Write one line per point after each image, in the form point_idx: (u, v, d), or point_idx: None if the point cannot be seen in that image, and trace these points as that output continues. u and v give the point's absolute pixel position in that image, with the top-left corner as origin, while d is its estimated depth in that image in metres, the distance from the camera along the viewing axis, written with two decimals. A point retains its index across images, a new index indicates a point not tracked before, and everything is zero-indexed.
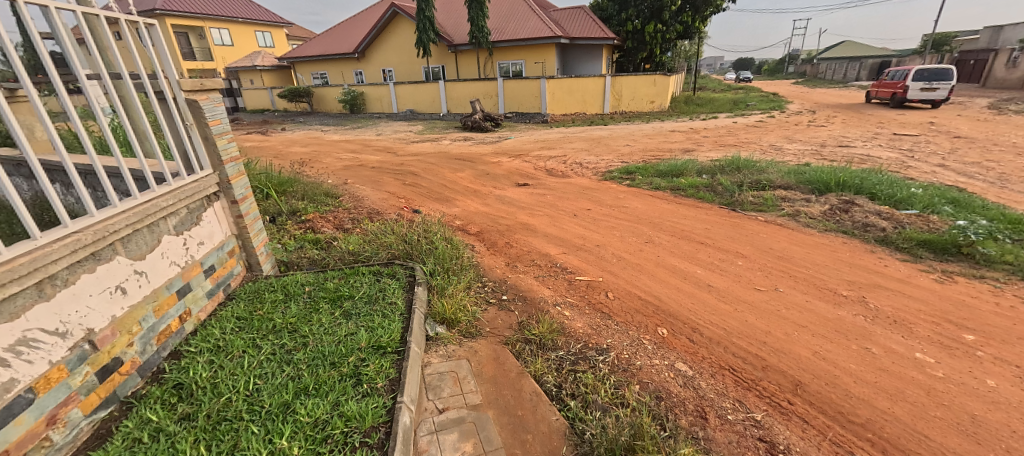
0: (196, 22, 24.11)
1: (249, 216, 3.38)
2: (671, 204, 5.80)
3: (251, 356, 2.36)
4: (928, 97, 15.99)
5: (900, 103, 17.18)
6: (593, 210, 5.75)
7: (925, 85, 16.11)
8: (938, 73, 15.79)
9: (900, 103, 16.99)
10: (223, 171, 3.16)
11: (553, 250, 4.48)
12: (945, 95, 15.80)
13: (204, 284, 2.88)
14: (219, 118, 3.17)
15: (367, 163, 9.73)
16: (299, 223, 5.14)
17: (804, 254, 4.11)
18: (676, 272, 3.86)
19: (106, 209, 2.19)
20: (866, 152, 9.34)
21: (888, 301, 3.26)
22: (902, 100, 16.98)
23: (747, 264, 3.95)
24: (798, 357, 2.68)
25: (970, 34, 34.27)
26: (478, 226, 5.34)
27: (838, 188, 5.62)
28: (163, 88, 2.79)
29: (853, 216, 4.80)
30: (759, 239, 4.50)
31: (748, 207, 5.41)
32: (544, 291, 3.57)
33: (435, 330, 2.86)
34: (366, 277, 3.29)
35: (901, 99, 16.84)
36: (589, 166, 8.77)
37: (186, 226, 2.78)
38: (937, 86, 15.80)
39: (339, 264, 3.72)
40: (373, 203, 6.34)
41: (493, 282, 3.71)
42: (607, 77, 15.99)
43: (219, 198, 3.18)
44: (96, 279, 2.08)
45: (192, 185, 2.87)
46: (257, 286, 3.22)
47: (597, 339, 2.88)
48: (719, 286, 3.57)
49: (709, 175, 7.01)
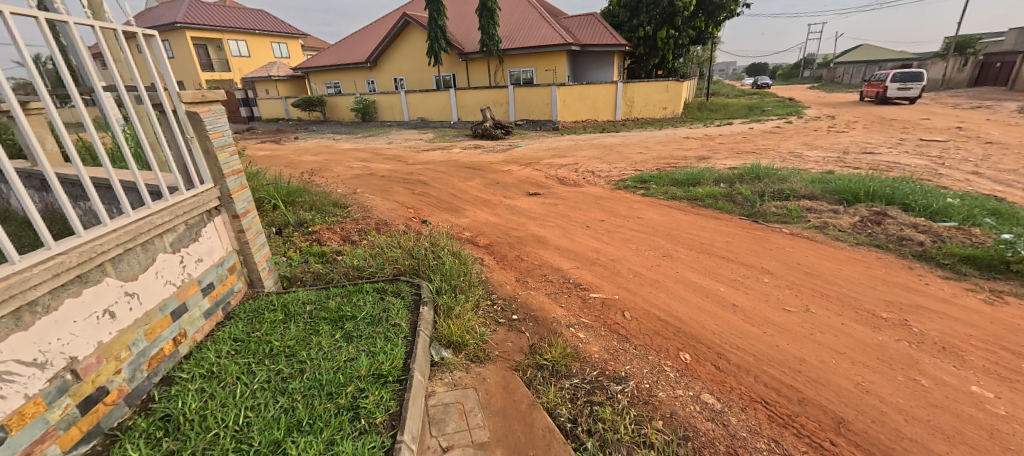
0: (216, 34, 24.70)
1: (251, 231, 3.27)
2: (689, 216, 5.55)
3: (244, 384, 2.22)
4: (904, 95, 18.73)
5: (884, 100, 19.87)
6: (607, 221, 5.55)
7: (902, 85, 18.75)
8: (913, 74, 18.38)
9: (881, 100, 19.68)
10: (224, 185, 3.03)
11: (566, 264, 4.30)
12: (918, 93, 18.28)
13: (202, 304, 2.76)
14: (222, 131, 3.07)
15: (378, 171, 9.70)
16: (305, 235, 5.05)
17: (836, 271, 3.84)
18: (696, 289, 3.63)
19: (94, 229, 2.06)
20: (893, 158, 9.00)
21: (934, 325, 3.00)
22: (885, 97, 19.57)
23: (773, 281, 3.70)
24: (838, 389, 2.45)
25: (996, 36, 33.05)
26: (488, 238, 5.18)
27: (868, 198, 5.32)
28: (162, 100, 2.70)
29: (886, 229, 4.51)
30: (785, 253, 4.24)
31: (771, 219, 5.15)
32: (557, 310, 3.38)
33: (440, 355, 2.68)
34: (369, 295, 3.14)
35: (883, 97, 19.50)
36: (602, 174, 8.58)
37: (184, 243, 2.67)
38: (911, 85, 18.44)
39: (343, 279, 3.60)
40: (381, 213, 6.24)
41: (502, 300, 3.52)
42: (618, 83, 15.76)
43: (220, 213, 3.07)
44: (81, 303, 1.96)
45: (190, 200, 2.75)
46: (257, 304, 3.07)
47: (615, 365, 2.67)
48: (744, 305, 3.34)
49: (727, 184, 6.78)
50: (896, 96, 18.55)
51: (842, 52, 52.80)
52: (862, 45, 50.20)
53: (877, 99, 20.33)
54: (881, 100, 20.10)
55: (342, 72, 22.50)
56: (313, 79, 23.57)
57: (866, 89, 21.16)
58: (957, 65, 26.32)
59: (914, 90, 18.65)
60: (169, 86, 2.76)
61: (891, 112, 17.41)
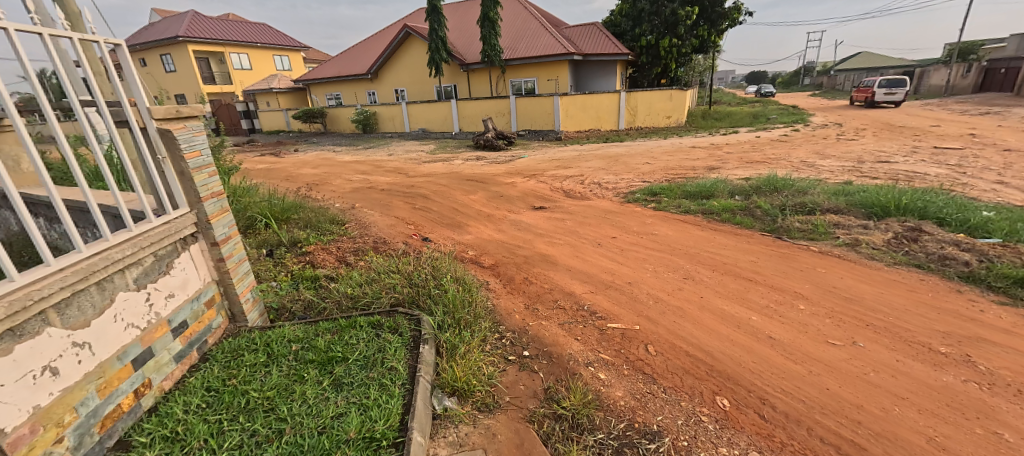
0: (217, 47, 24.73)
1: (232, 259, 2.94)
2: (707, 232, 5.22)
3: (212, 450, 1.88)
4: (890, 100, 20.62)
5: (872, 104, 21.73)
6: (619, 238, 5.23)
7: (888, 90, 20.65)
8: (896, 81, 20.33)
9: (870, 105, 21.54)
10: (201, 209, 2.71)
11: (578, 287, 3.96)
12: (902, 97, 20.19)
13: (172, 346, 2.43)
14: (200, 150, 2.75)
15: (378, 184, 9.42)
16: (298, 256, 4.72)
17: (877, 296, 3.50)
18: (724, 318, 3.27)
19: (32, 270, 1.75)
20: (910, 167, 8.73)
21: (1002, 363, 2.65)
22: (874, 102, 21.37)
23: (811, 309, 3.34)
24: (911, 447, 2.09)
25: (997, 43, 33.03)
26: (493, 257, 4.86)
27: (899, 212, 4.97)
28: (130, 117, 2.39)
29: (925, 246, 4.16)
30: (818, 275, 3.88)
31: (796, 235, 4.82)
32: (573, 345, 3.04)
33: (442, 406, 2.33)
34: (363, 331, 2.79)
35: (872, 101, 21.31)
36: (609, 186, 8.29)
37: (151, 278, 2.36)
38: (896, 90, 20.36)
39: (335, 310, 3.28)
40: (380, 230, 5.94)
41: (512, 333, 3.18)
42: (621, 93, 15.57)
43: (196, 240, 2.75)
44: (13, 362, 1.64)
45: (160, 228, 2.43)
46: (237, 343, 2.73)
47: (645, 416, 2.32)
48: (783, 338, 2.99)
49: (742, 196, 6.47)
50: (885, 102, 20.94)
51: (842, 61, 53.18)
52: (863, 52, 50.57)
53: (869, 103, 21.51)
54: (870, 105, 21.67)
55: (343, 83, 22.37)
56: (313, 91, 23.44)
57: (858, 95, 22.64)
58: (960, 71, 26.12)
59: (897, 95, 20.59)
60: (137, 101, 2.46)
61: (899, 119, 17.21)
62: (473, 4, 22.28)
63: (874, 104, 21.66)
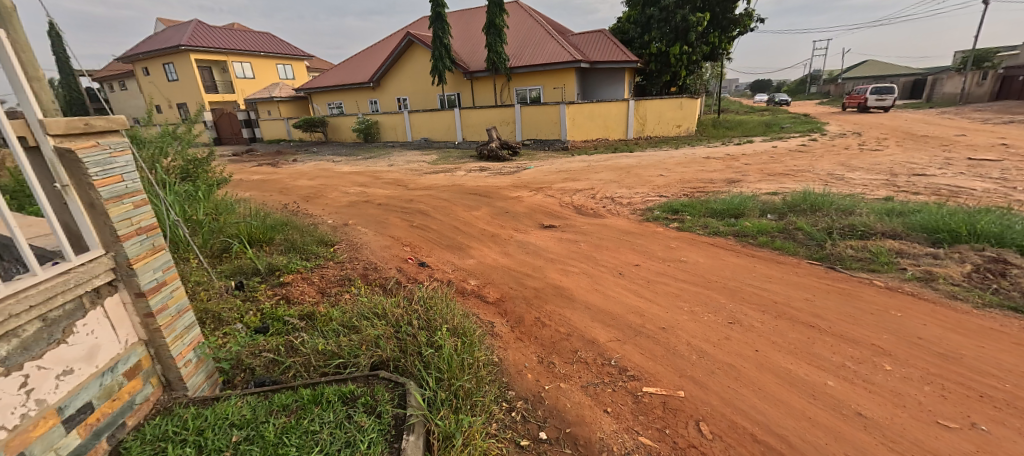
0: (220, 56, 24.43)
1: (167, 312, 2.29)
2: (744, 259, 4.53)
3: None
4: (881, 105, 21.24)
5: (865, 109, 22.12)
6: (643, 266, 4.55)
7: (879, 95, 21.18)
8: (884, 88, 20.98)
9: (862, 110, 21.83)
10: (120, 251, 2.06)
11: (602, 334, 3.27)
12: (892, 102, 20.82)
13: (62, 442, 1.79)
14: (121, 174, 2.13)
15: (374, 198, 8.81)
16: (273, 289, 4.06)
17: (980, 352, 2.79)
18: (792, 383, 2.59)
19: None
20: (950, 181, 8.04)
21: None
22: (865, 106, 21.83)
23: (900, 371, 2.66)
24: None
25: (1010, 49, 32.40)
26: (498, 289, 4.18)
27: (971, 237, 4.27)
28: (8, 133, 1.73)
29: (1018, 284, 3.46)
30: (894, 321, 3.19)
31: (852, 264, 4.14)
32: (602, 421, 2.36)
33: None
34: (333, 412, 2.12)
35: (864, 106, 21.82)
36: (622, 201, 7.67)
37: (32, 352, 1.72)
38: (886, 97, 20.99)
39: (302, 370, 2.63)
40: (372, 253, 5.30)
41: (524, 403, 2.50)
42: (630, 101, 14.99)
43: (114, 291, 2.11)
44: None
45: (52, 283, 1.78)
46: (164, 428, 2.09)
47: None
48: (878, 417, 2.30)
49: (775, 215, 5.79)
50: (874, 107, 21.39)
51: (848, 70, 52.75)
52: (868, 61, 50.10)
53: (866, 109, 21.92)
54: (863, 110, 22.10)
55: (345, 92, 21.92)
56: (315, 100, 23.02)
57: (852, 100, 23.05)
58: (976, 78, 25.38)
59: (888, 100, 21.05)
60: (24, 112, 1.82)
61: (918, 126, 16.60)
62: (478, 12, 21.91)
63: (869, 109, 21.84)
